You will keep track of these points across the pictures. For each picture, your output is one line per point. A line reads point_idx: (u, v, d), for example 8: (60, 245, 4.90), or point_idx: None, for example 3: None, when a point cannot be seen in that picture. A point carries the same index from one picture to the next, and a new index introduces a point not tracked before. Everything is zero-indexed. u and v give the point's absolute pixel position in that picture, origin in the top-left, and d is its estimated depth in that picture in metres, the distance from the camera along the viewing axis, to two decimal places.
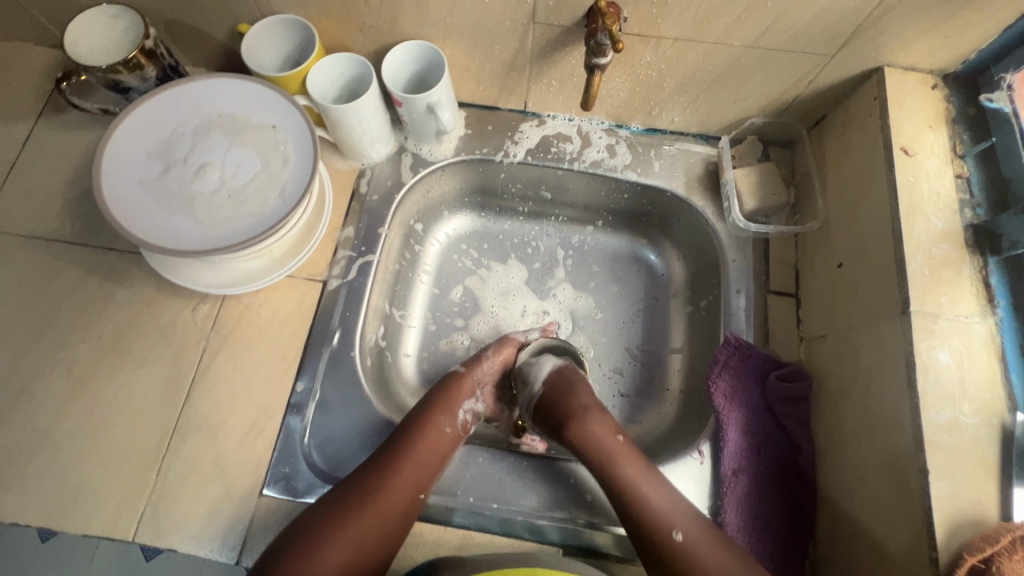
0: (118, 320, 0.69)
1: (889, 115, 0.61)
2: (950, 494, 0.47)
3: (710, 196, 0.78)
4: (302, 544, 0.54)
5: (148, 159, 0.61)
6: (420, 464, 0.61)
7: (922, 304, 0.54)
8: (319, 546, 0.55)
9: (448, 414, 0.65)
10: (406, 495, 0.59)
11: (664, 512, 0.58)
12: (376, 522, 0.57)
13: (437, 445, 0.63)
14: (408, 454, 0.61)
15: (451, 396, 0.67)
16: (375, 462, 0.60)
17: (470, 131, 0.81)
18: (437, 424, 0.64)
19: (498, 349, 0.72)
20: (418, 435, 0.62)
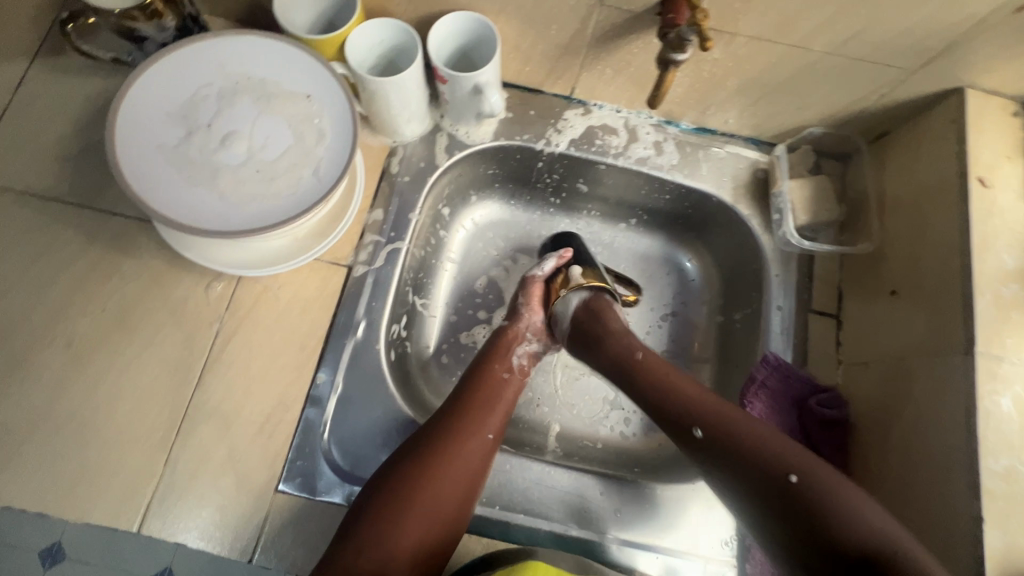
0: (124, 293, 0.63)
1: (967, 141, 0.58)
2: (1003, 544, 0.47)
3: (757, 205, 0.75)
4: (389, 500, 0.55)
5: (168, 122, 0.55)
6: (484, 409, 0.63)
7: (988, 346, 0.52)
8: (403, 490, 0.55)
9: (502, 360, 0.68)
10: (477, 438, 0.60)
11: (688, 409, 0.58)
12: (455, 467, 0.58)
13: (500, 387, 0.65)
14: (471, 400, 0.63)
15: (504, 345, 0.69)
16: (441, 415, 0.62)
17: (511, 115, 0.76)
18: (493, 370, 0.67)
19: (526, 294, 0.73)
20: (478, 384, 0.65)
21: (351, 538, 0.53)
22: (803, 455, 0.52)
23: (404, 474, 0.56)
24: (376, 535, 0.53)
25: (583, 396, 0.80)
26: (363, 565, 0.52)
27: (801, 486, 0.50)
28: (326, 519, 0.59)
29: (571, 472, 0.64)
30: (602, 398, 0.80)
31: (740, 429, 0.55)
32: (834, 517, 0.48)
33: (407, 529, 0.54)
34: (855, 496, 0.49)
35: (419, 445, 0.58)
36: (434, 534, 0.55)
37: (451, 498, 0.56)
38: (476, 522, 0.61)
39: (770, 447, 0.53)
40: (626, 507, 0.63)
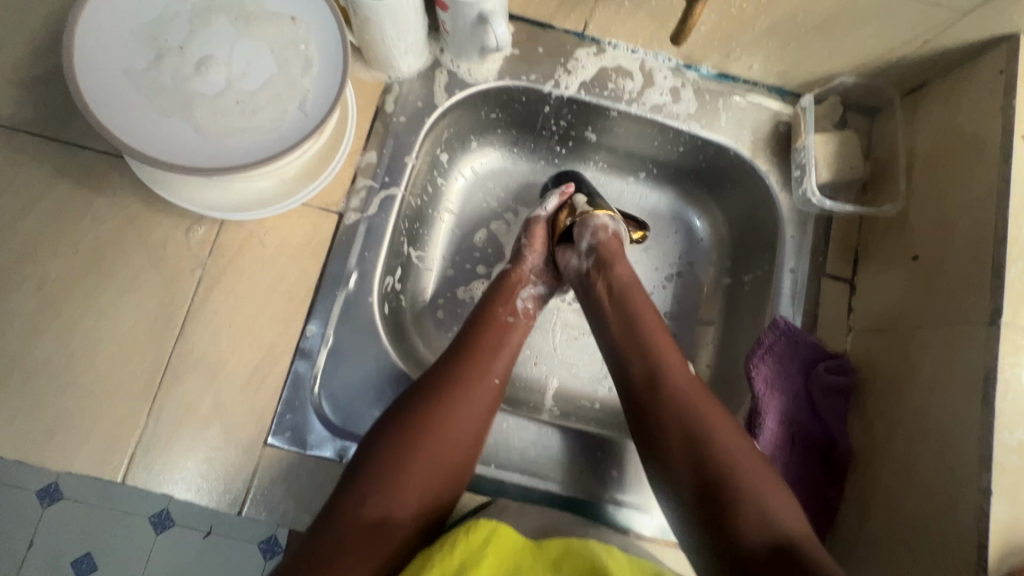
0: (98, 234, 0.59)
1: (1016, 95, 0.53)
2: (1008, 518, 0.45)
3: (777, 160, 0.70)
4: (395, 445, 0.53)
5: (134, 42, 0.49)
6: (490, 355, 0.61)
7: (1014, 316, 0.49)
8: (410, 433, 0.53)
9: (505, 304, 0.66)
10: (483, 385, 0.58)
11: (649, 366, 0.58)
12: (462, 413, 0.56)
13: (503, 333, 0.63)
14: (476, 346, 0.61)
15: (508, 288, 0.67)
16: (443, 361, 0.60)
17: (517, 52, 0.69)
18: (497, 315, 0.65)
19: (529, 234, 0.71)
20: (482, 329, 0.63)
21: (352, 489, 0.51)
22: (746, 456, 0.51)
23: (410, 420, 0.54)
24: (381, 482, 0.51)
25: (582, 355, 0.78)
26: (367, 513, 0.49)
27: (727, 471, 0.49)
28: (316, 473, 0.57)
29: (569, 432, 0.63)
30: (601, 357, 0.78)
31: (693, 413, 0.53)
32: (756, 507, 0.47)
33: (414, 476, 0.52)
34: (778, 501, 0.48)
35: (424, 391, 0.56)
36: (442, 480, 0.53)
37: (459, 444, 0.55)
38: (471, 481, 0.60)
39: (721, 441, 0.51)
40: (622, 469, 0.62)
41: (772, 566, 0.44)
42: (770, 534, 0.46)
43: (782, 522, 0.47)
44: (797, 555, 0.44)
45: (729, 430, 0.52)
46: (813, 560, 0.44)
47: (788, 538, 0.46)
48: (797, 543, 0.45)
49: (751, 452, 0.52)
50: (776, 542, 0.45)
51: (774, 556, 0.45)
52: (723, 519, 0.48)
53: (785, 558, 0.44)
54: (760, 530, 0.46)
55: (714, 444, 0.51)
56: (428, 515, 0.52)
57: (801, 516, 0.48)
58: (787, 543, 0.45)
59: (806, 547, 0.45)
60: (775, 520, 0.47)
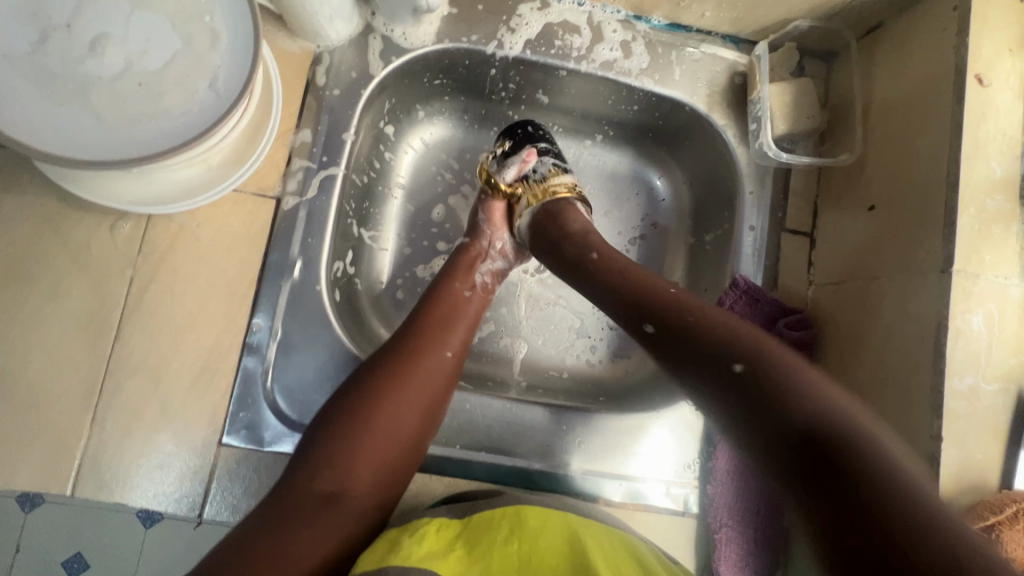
0: (13, 238, 0.55)
1: (969, 32, 0.51)
2: (959, 461, 0.46)
3: (733, 114, 0.68)
4: (341, 424, 0.51)
5: (11, 22, 0.43)
6: (443, 328, 0.59)
7: (965, 263, 0.49)
8: (356, 413, 0.52)
9: (463, 279, 0.64)
10: (437, 360, 0.57)
11: (653, 287, 0.51)
12: (415, 387, 0.54)
13: (458, 307, 0.62)
14: (429, 320, 0.59)
15: (465, 262, 0.65)
16: (396, 336, 0.58)
17: (456, 11, 0.65)
18: (454, 290, 0.63)
19: (486, 211, 0.68)
20: (437, 301, 0.61)
21: (303, 465, 0.50)
22: (793, 362, 0.41)
23: (360, 396, 0.52)
24: (331, 458, 0.50)
25: (548, 326, 0.77)
26: (317, 488, 0.49)
27: (760, 360, 0.40)
28: (277, 468, 0.56)
29: (532, 406, 0.63)
30: (567, 327, 0.77)
31: (704, 321, 0.46)
32: (796, 393, 0.37)
33: (365, 451, 0.51)
34: (818, 380, 0.38)
35: (376, 369, 0.54)
36: (395, 454, 0.53)
37: (414, 418, 0.54)
38: (438, 463, 0.59)
39: (767, 352, 0.41)
40: (588, 439, 0.62)
41: (783, 450, 0.35)
42: (813, 420, 0.35)
43: (810, 398, 0.37)
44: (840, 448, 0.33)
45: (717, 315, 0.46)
46: (868, 457, 0.32)
47: (835, 431, 0.34)
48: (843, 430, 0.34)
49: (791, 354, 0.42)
50: (806, 428, 0.35)
51: (783, 446, 0.35)
52: (754, 415, 0.38)
53: (821, 456, 0.33)
54: (806, 415, 0.36)
55: (737, 346, 0.42)
56: (382, 487, 0.52)
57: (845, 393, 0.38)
58: (814, 434, 0.34)
59: (857, 442, 0.33)
60: (813, 398, 0.36)
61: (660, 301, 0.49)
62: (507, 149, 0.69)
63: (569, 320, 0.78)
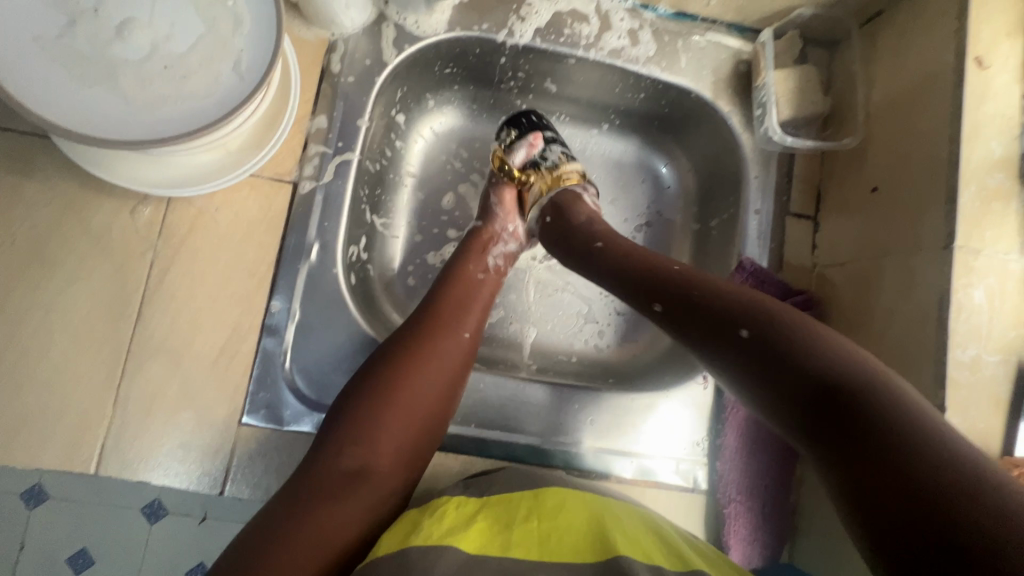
0: (35, 222, 0.55)
1: (968, 17, 0.53)
2: (962, 429, 0.48)
3: (739, 101, 0.69)
4: (364, 402, 0.52)
5: (40, 6, 0.44)
6: (460, 310, 0.60)
7: (967, 239, 0.50)
8: (379, 392, 0.53)
9: (476, 262, 0.65)
10: (455, 341, 0.58)
11: (646, 257, 0.53)
12: (435, 367, 0.55)
13: (473, 290, 0.63)
14: (447, 303, 0.60)
15: (478, 247, 0.67)
16: (414, 319, 0.59)
17: (467, 0, 0.66)
18: (468, 273, 0.64)
19: (498, 195, 0.70)
20: (453, 283, 0.62)
21: (328, 443, 0.51)
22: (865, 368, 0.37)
23: (381, 376, 0.53)
24: (356, 436, 0.51)
25: (557, 311, 0.78)
26: (343, 465, 0.50)
27: (779, 334, 0.40)
28: (296, 447, 0.57)
29: (544, 386, 0.64)
30: (576, 312, 0.79)
31: (708, 289, 0.46)
32: (813, 342, 0.39)
33: (388, 430, 0.52)
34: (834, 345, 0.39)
35: (396, 350, 0.56)
36: (417, 432, 0.54)
37: (436, 397, 0.55)
38: (454, 441, 0.60)
39: (785, 322, 0.41)
40: (600, 418, 0.64)
41: (828, 436, 0.35)
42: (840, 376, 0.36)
43: (841, 364, 0.37)
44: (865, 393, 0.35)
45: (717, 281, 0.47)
46: (891, 408, 0.34)
47: (860, 381, 0.36)
48: (867, 384, 0.35)
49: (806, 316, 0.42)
50: (830, 390, 0.36)
51: (819, 399, 0.36)
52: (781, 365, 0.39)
53: (852, 425, 0.34)
54: (823, 368, 0.37)
55: (754, 314, 0.42)
56: (405, 465, 0.53)
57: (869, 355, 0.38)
58: (838, 378, 0.36)
59: (879, 394, 0.35)
60: (823, 357, 0.38)
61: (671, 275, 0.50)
62: (515, 137, 0.70)
63: (578, 305, 0.79)
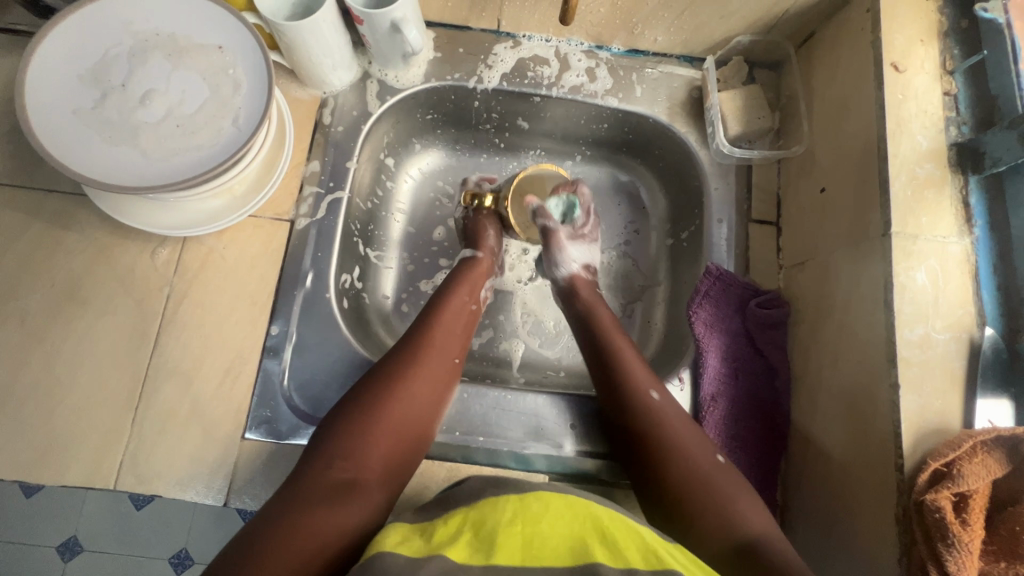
0: (72, 267, 0.64)
1: (881, 28, 0.58)
2: (918, 406, 0.49)
3: (693, 122, 0.75)
4: (355, 413, 0.57)
5: (80, 84, 0.54)
6: (446, 333, 0.66)
7: (903, 226, 0.53)
8: (373, 409, 0.57)
9: (470, 293, 0.71)
10: (439, 363, 0.63)
11: (639, 374, 0.62)
12: (421, 384, 0.60)
13: (463, 317, 0.68)
14: (439, 326, 0.65)
15: (471, 276, 0.72)
16: (405, 339, 0.64)
17: (440, 55, 0.75)
18: (464, 302, 0.69)
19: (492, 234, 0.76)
20: (444, 309, 0.67)
21: (320, 455, 0.54)
22: (719, 475, 0.55)
23: (370, 391, 0.58)
24: (346, 448, 0.55)
25: (541, 329, 0.83)
26: (335, 475, 0.53)
27: (686, 492, 0.53)
28: (294, 459, 0.61)
29: (525, 396, 0.67)
30: (561, 329, 0.83)
31: (675, 425, 0.58)
32: (717, 518, 0.52)
33: (378, 440, 0.56)
34: (688, 438, 0.57)
35: (385, 367, 0.61)
36: (404, 443, 0.58)
37: (419, 411, 0.60)
38: (440, 450, 0.64)
39: (710, 476, 0.54)
40: (583, 423, 0.66)
41: None
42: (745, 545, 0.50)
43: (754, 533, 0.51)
44: (758, 553, 0.49)
45: (684, 422, 0.58)
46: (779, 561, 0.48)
47: (753, 540, 0.50)
48: (757, 542, 0.50)
49: (721, 466, 0.55)
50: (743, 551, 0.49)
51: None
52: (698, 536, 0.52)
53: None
54: (722, 535, 0.51)
55: (679, 464, 0.55)
56: (390, 475, 0.56)
57: (763, 514, 0.52)
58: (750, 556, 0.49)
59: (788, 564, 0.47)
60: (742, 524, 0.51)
61: (617, 397, 0.61)
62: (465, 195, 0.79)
63: (564, 321, 0.83)
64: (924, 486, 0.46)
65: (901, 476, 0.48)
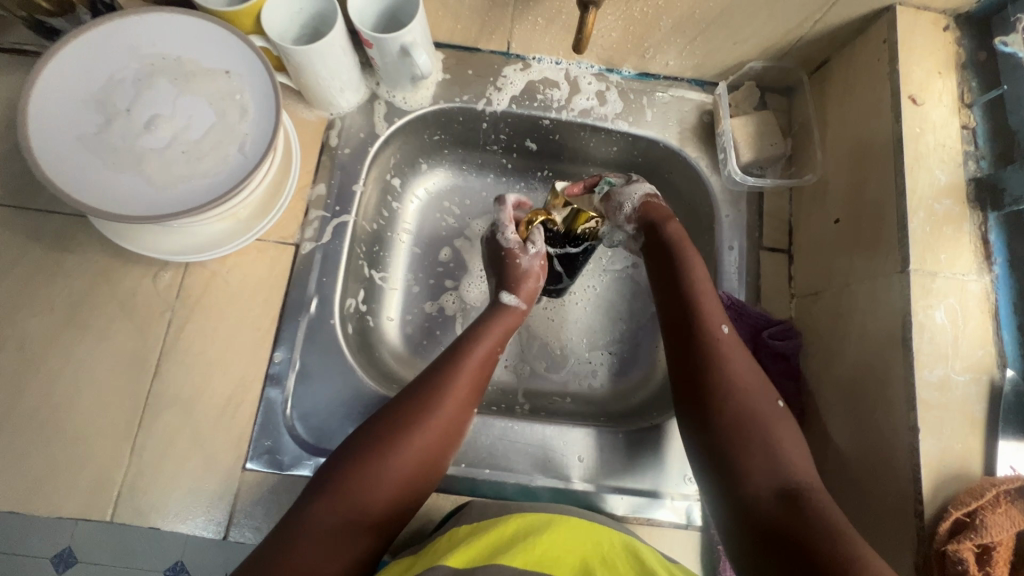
0: (72, 290, 0.63)
1: (898, 60, 0.58)
2: (938, 450, 0.48)
3: (704, 147, 0.74)
4: (357, 460, 0.54)
5: (84, 109, 0.53)
6: (468, 381, 0.62)
7: (922, 263, 0.52)
8: (377, 459, 0.54)
9: (499, 340, 0.68)
10: (455, 411, 0.60)
11: (712, 308, 0.60)
12: (433, 434, 0.58)
13: (487, 365, 0.65)
14: (459, 373, 0.62)
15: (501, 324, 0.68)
16: (421, 379, 0.61)
17: (449, 76, 0.74)
18: (490, 350, 0.66)
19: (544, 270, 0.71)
20: (470, 355, 0.63)
21: (318, 499, 0.52)
22: (774, 416, 0.54)
23: (378, 437, 0.56)
24: (345, 494, 0.53)
25: (547, 351, 0.81)
26: (329, 524, 0.51)
27: (742, 425, 0.53)
28: (296, 490, 0.60)
29: (532, 426, 0.66)
30: (568, 353, 0.81)
31: (736, 359, 0.57)
32: (768, 456, 0.51)
33: (380, 486, 0.54)
34: (747, 373, 0.56)
35: (395, 411, 0.58)
36: (409, 489, 0.56)
37: (426, 460, 0.57)
38: (443, 481, 0.62)
39: (763, 414, 0.53)
40: (590, 455, 0.65)
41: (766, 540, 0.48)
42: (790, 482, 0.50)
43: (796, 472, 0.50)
44: (802, 499, 0.48)
45: (745, 358, 0.57)
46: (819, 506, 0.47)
47: (801, 487, 0.49)
48: (802, 488, 0.49)
49: (778, 409, 0.54)
50: (784, 491, 0.49)
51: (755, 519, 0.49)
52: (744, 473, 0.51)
53: (790, 526, 0.47)
54: (767, 475, 0.50)
55: (739, 398, 0.54)
56: (388, 520, 0.54)
57: (811, 464, 0.51)
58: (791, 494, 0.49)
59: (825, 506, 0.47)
60: (786, 466, 0.50)
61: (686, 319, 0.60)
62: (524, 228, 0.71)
63: (570, 346, 0.82)
64: (945, 535, 0.45)
65: (921, 523, 0.47)
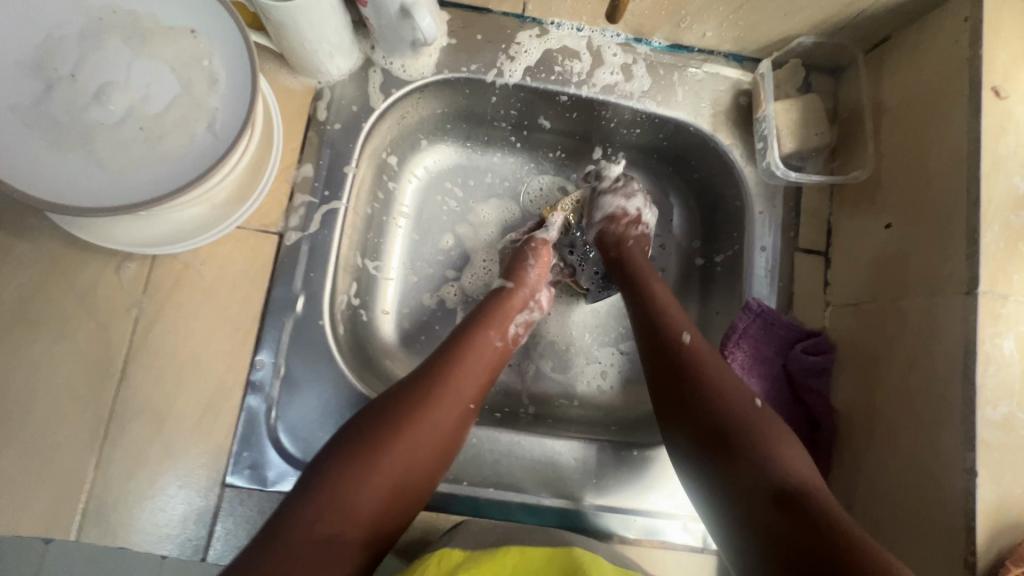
0: (21, 282, 0.55)
1: (981, 44, 0.50)
2: (997, 497, 0.43)
3: (739, 132, 0.66)
4: (346, 460, 0.48)
5: (18, 74, 0.44)
6: (467, 374, 0.56)
7: (992, 285, 0.46)
8: (369, 460, 0.48)
9: (499, 327, 0.62)
10: (452, 407, 0.54)
11: (675, 320, 0.56)
12: (428, 430, 0.52)
13: (487, 357, 0.59)
14: (455, 362, 0.56)
15: (501, 312, 0.63)
16: (416, 372, 0.56)
17: (455, 41, 0.65)
18: (490, 338, 0.60)
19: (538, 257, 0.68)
20: (469, 347, 0.58)
21: (303, 505, 0.46)
22: (765, 418, 0.49)
23: (367, 437, 0.49)
24: (333, 497, 0.46)
25: (553, 351, 0.75)
26: (318, 531, 0.45)
27: (727, 428, 0.48)
28: None
29: (540, 440, 0.61)
30: (576, 353, 0.75)
31: (708, 362, 0.52)
32: (763, 456, 0.46)
33: (370, 488, 0.47)
34: (734, 377, 0.52)
35: (388, 404, 0.52)
36: (404, 494, 0.50)
37: (420, 458, 0.51)
38: (443, 500, 0.57)
39: (756, 418, 0.48)
40: (601, 472, 0.60)
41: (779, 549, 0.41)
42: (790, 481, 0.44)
43: (792, 468, 0.45)
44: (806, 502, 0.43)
45: (723, 360, 0.53)
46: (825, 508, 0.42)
47: (799, 487, 0.44)
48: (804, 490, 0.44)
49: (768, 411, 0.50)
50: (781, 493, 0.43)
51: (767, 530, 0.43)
52: (730, 476, 0.46)
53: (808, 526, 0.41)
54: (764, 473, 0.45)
55: (717, 400, 0.49)
56: (380, 530, 0.48)
57: (811, 465, 0.46)
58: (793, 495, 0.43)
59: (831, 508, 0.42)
60: (783, 467, 0.45)
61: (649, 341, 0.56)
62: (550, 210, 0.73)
63: (579, 345, 0.76)
64: None
65: None
